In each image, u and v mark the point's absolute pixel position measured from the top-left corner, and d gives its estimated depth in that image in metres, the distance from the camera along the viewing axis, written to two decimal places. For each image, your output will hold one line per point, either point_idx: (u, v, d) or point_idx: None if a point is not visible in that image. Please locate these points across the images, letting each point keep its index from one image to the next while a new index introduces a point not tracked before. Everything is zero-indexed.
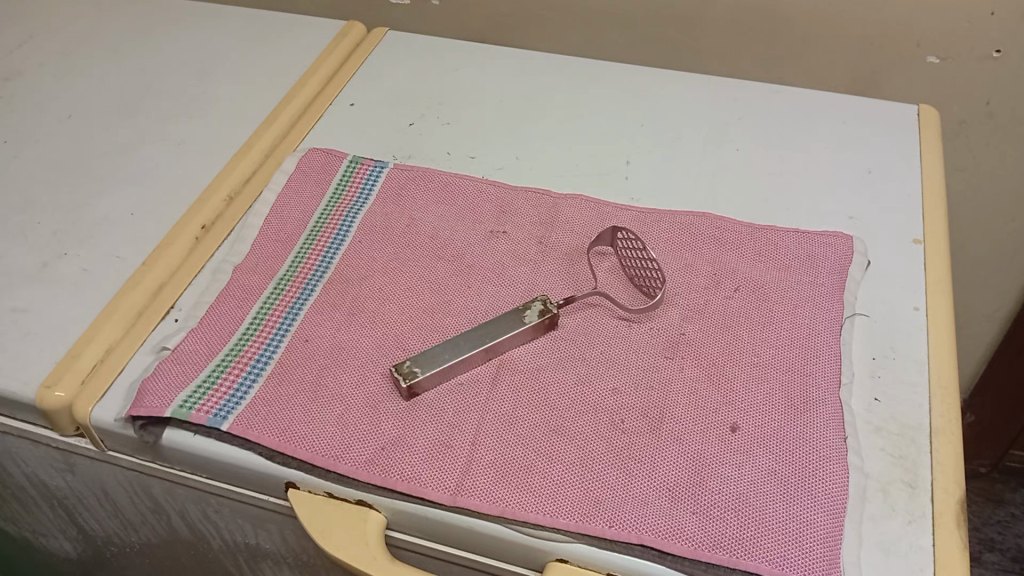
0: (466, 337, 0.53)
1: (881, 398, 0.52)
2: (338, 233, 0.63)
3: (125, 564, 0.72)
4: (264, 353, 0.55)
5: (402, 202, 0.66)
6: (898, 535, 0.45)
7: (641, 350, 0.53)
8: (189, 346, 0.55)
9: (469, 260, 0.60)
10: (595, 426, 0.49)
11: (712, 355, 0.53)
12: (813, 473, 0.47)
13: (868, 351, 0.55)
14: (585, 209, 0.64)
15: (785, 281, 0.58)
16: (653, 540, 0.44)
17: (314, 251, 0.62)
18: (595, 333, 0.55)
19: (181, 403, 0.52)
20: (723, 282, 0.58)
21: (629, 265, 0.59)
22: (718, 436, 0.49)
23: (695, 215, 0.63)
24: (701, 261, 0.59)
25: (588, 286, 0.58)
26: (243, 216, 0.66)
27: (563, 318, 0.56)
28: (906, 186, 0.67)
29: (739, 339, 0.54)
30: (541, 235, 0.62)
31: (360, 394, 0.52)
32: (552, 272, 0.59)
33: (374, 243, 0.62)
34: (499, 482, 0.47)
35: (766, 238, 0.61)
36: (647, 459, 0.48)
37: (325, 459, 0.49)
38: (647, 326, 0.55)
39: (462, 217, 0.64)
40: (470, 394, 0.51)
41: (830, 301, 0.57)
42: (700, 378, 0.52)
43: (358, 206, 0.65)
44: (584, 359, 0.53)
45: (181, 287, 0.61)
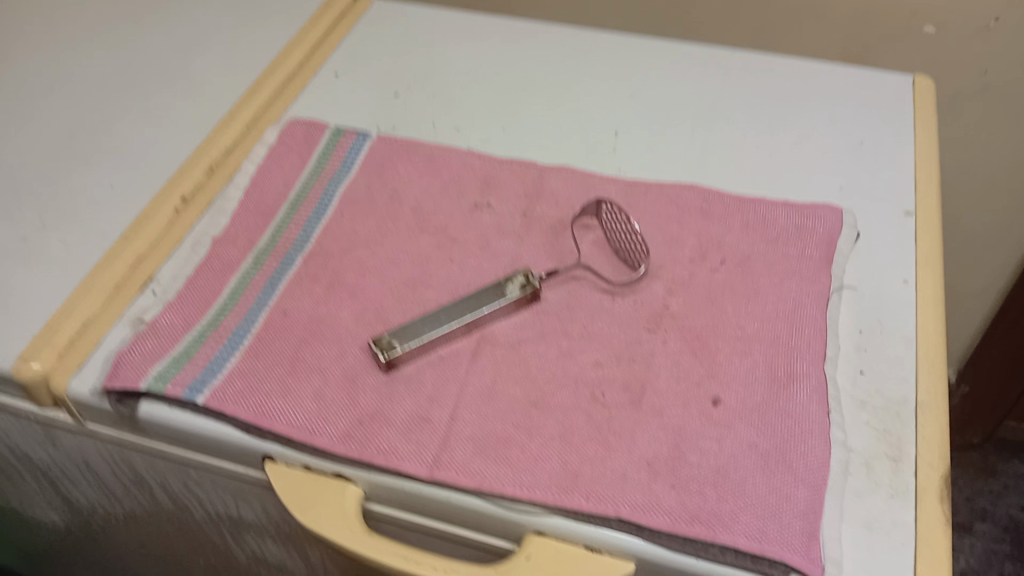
0: (444, 311, 0.53)
1: (866, 372, 0.51)
2: (319, 206, 0.62)
3: (113, 534, 0.73)
4: (242, 325, 0.54)
5: (385, 173, 0.65)
6: (881, 510, 0.45)
7: (624, 323, 0.53)
8: (166, 320, 0.55)
9: (451, 233, 0.60)
10: (576, 400, 0.49)
11: (696, 328, 0.52)
12: (796, 447, 0.46)
13: (854, 325, 0.54)
14: (571, 180, 0.63)
15: (773, 253, 0.57)
16: (630, 514, 0.44)
17: (295, 224, 0.61)
18: (578, 307, 0.54)
19: (157, 376, 0.51)
20: (710, 255, 0.57)
21: (614, 239, 0.58)
22: (699, 410, 0.48)
23: (682, 187, 0.62)
24: (687, 232, 0.58)
25: (571, 259, 0.57)
26: (225, 189, 0.66)
27: (546, 291, 0.55)
28: (898, 160, 0.65)
29: (722, 312, 0.53)
30: (526, 206, 0.61)
31: (339, 368, 0.51)
32: (536, 244, 0.58)
33: (356, 216, 0.61)
34: (477, 455, 0.47)
35: (756, 210, 0.60)
36: (626, 433, 0.47)
37: (301, 432, 0.48)
38: (631, 298, 0.54)
39: (446, 189, 0.63)
40: (450, 368, 0.51)
41: (818, 273, 0.56)
42: (682, 351, 0.51)
43: (341, 179, 0.64)
44: (567, 333, 0.52)
45: (160, 260, 0.61)
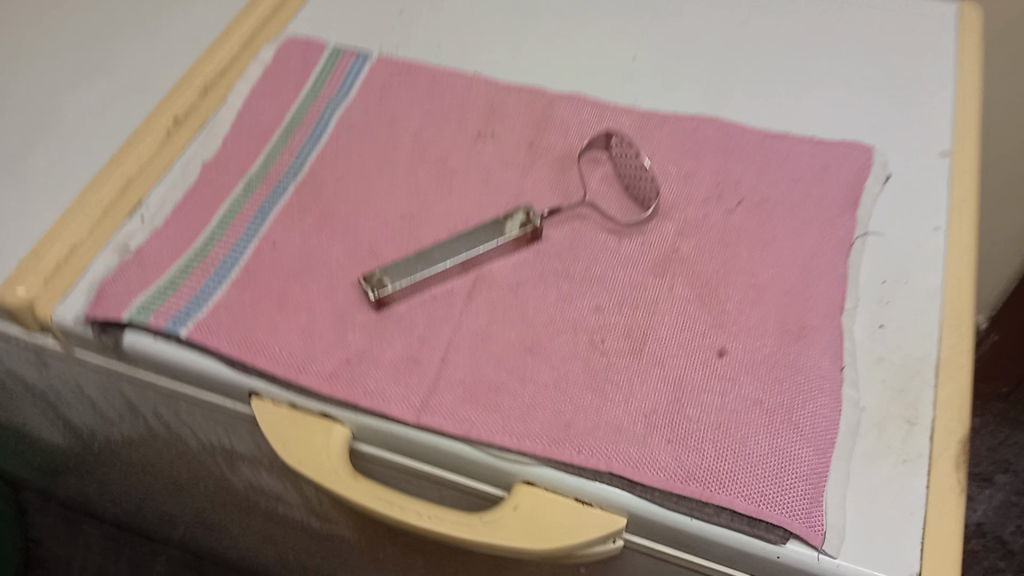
0: (437, 249, 0.50)
1: (886, 326, 0.48)
2: (315, 132, 0.59)
3: (115, 457, 0.73)
4: (230, 256, 0.52)
5: (385, 98, 0.61)
6: (889, 474, 0.42)
7: (629, 267, 0.50)
8: (152, 248, 0.53)
9: (452, 164, 0.56)
10: (573, 346, 0.46)
11: (705, 274, 0.49)
12: (803, 404, 0.43)
13: (877, 274, 0.50)
14: (582, 109, 0.59)
15: (795, 193, 0.53)
16: (622, 469, 0.41)
17: (289, 151, 0.58)
18: (582, 247, 0.51)
19: (140, 306, 0.49)
20: (726, 194, 0.53)
21: (624, 174, 0.54)
22: (703, 360, 0.45)
23: (701, 120, 0.58)
24: (703, 168, 0.54)
25: (577, 195, 0.54)
26: (219, 110, 0.63)
27: (548, 229, 0.52)
28: (938, 95, 0.60)
29: (735, 257, 0.50)
30: (532, 137, 0.57)
31: (327, 304, 0.49)
32: (540, 178, 0.55)
33: (353, 144, 0.58)
34: (467, 401, 0.44)
35: (779, 147, 0.56)
36: (624, 383, 0.44)
37: (286, 370, 0.46)
38: (638, 240, 0.51)
39: (449, 117, 0.59)
40: (443, 308, 0.48)
41: (841, 217, 0.52)
42: (688, 299, 0.48)
43: (338, 103, 0.61)
44: (568, 275, 0.50)
45: (150, 185, 0.58)
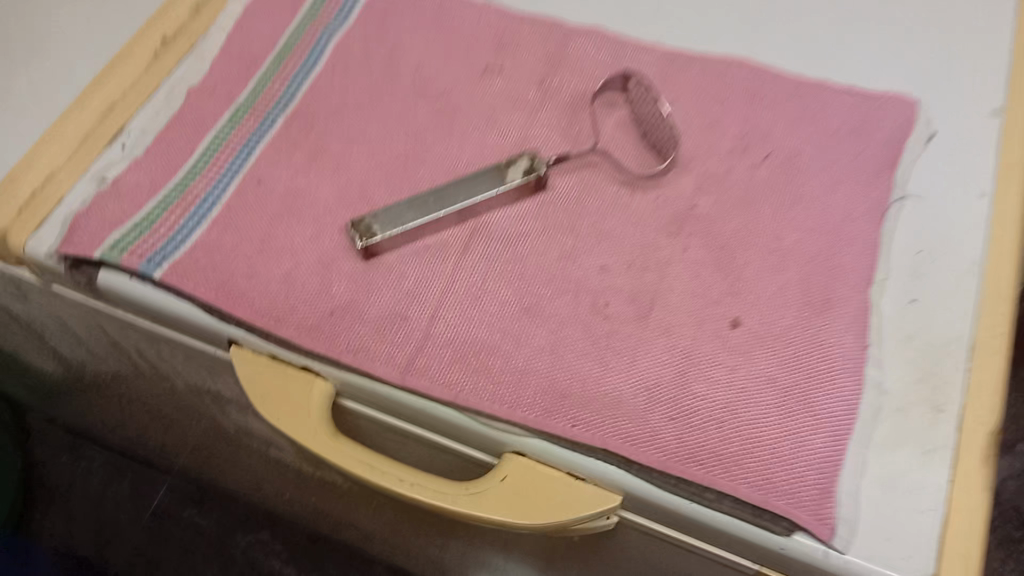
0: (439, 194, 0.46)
1: (918, 301, 0.44)
2: (309, 60, 0.54)
3: (104, 390, 0.71)
4: (213, 192, 0.48)
5: (388, 25, 0.56)
6: (909, 465, 0.39)
7: (640, 224, 0.46)
8: (130, 180, 0.49)
9: (456, 101, 0.52)
10: (575, 308, 0.43)
11: (723, 236, 0.45)
12: (821, 385, 0.40)
13: (912, 243, 0.46)
14: (601, 46, 0.54)
15: (828, 150, 0.48)
16: (619, 446, 0.38)
17: (280, 78, 0.53)
18: (590, 200, 0.47)
19: (113, 244, 0.46)
20: (752, 147, 0.48)
21: (642, 121, 0.50)
22: (714, 332, 0.41)
23: (731, 63, 0.53)
24: (729, 117, 0.50)
25: (588, 142, 0.49)
26: (210, 30, 0.58)
27: (555, 177, 0.48)
28: (994, 45, 0.55)
29: (757, 219, 0.46)
30: (544, 74, 0.53)
31: (312, 250, 0.45)
32: (550, 121, 0.51)
33: (349, 74, 0.53)
34: (455, 363, 0.41)
35: (814, 97, 0.51)
36: (627, 351, 0.41)
37: (266, 320, 0.43)
38: (652, 195, 0.47)
39: (455, 49, 0.55)
40: (435, 260, 0.45)
41: (878, 178, 0.47)
42: (702, 263, 0.44)
43: (337, 28, 0.56)
44: (573, 230, 0.46)
45: (133, 111, 0.54)
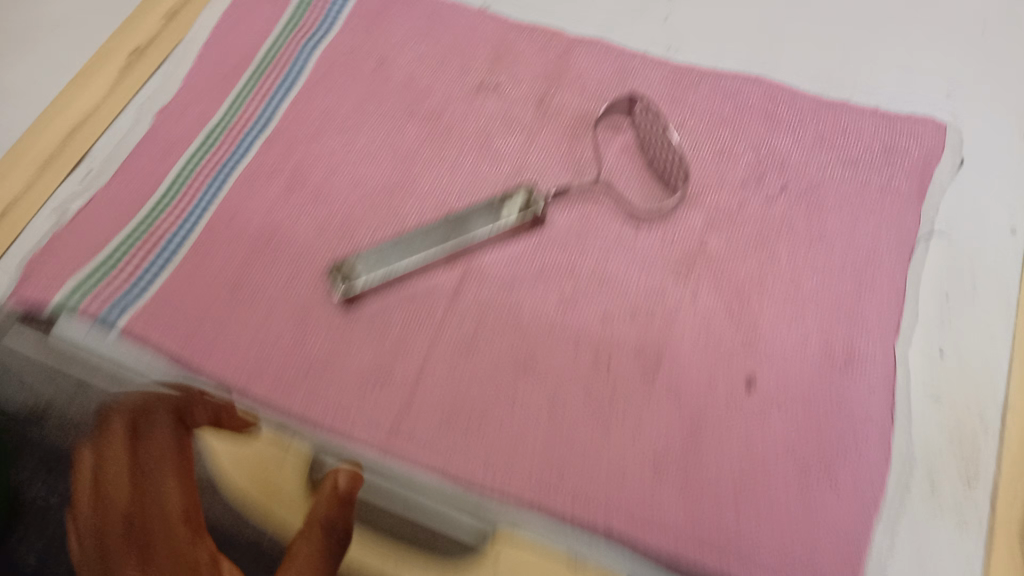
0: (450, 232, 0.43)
1: (947, 352, 0.41)
2: (288, 76, 0.50)
3: None
4: (181, 228, 0.44)
5: (374, 34, 0.52)
6: (940, 545, 0.36)
7: (646, 265, 0.42)
8: (93, 213, 0.45)
9: (447, 123, 0.48)
10: (575, 364, 0.39)
11: (736, 279, 0.41)
12: (844, 456, 0.36)
13: (940, 286, 0.43)
14: (604, 60, 0.50)
15: (852, 181, 0.44)
16: (623, 526, 0.35)
17: (256, 96, 0.49)
18: (591, 237, 0.43)
19: (70, 291, 0.42)
20: (768, 177, 0.44)
21: (648, 150, 0.45)
22: (727, 392, 0.38)
23: (745, 79, 0.48)
24: (744, 143, 0.46)
25: (590, 172, 0.45)
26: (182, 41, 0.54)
27: (554, 212, 0.44)
28: None
29: (774, 259, 0.42)
30: (543, 92, 0.48)
31: (289, 296, 0.42)
32: (549, 147, 0.46)
33: (331, 92, 0.49)
34: (444, 428, 0.38)
35: (838, 120, 0.46)
36: (631, 414, 0.38)
37: (236, 378, 0.39)
38: (658, 231, 0.43)
39: (447, 62, 0.50)
40: (423, 308, 0.41)
41: (906, 213, 0.43)
42: (714, 310, 0.41)
43: (319, 38, 0.51)
44: (573, 272, 0.42)
45: (99, 132, 0.50)
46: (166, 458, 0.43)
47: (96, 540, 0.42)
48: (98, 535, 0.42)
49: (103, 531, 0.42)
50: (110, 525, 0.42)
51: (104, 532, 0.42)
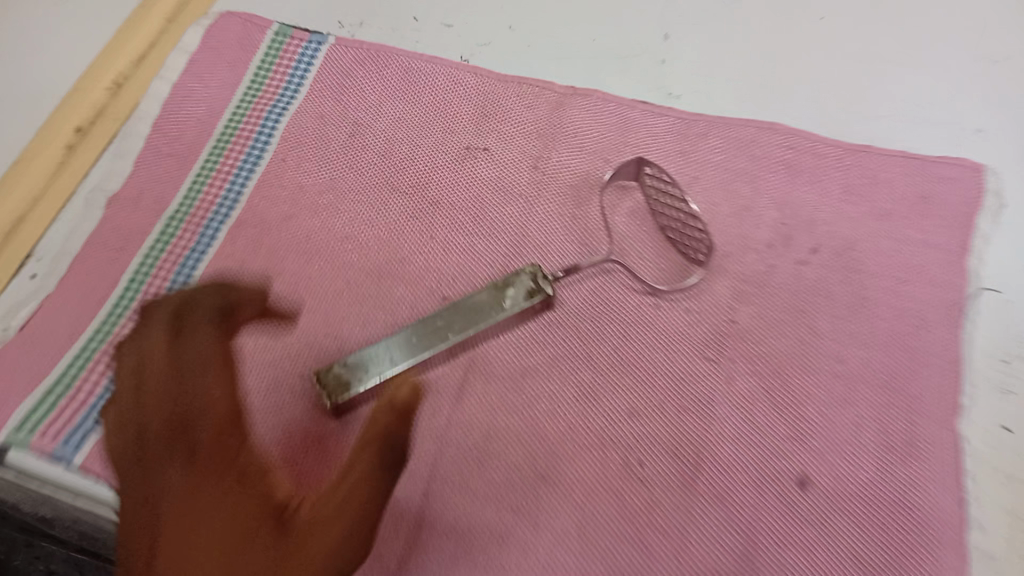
0: (473, 312, 0.37)
1: (1012, 428, 0.37)
2: (252, 151, 0.45)
3: None
4: None
5: (344, 97, 0.46)
6: None
7: (671, 348, 0.38)
8: (41, 323, 0.40)
9: (435, 195, 0.43)
10: (603, 470, 0.35)
11: (775, 359, 0.37)
12: (916, 565, 0.33)
13: (997, 349, 0.38)
14: (602, 113, 0.45)
15: (889, 237, 0.40)
16: None
17: (218, 175, 0.44)
18: (607, 319, 0.39)
19: (17, 425, 0.36)
20: (796, 238, 0.40)
21: (662, 218, 0.41)
22: (779, 495, 0.34)
23: (760, 125, 0.43)
24: (765, 201, 0.41)
25: (601, 245, 0.41)
26: (139, 104, 0.47)
27: (564, 291, 0.39)
28: None
29: (814, 334, 0.38)
30: (538, 153, 0.44)
31: (269, 410, 0.36)
32: (551, 216, 0.42)
33: (304, 166, 0.44)
34: (461, 559, 0.33)
35: (867, 166, 0.42)
36: (674, 529, 0.34)
37: None
38: (681, 307, 0.39)
39: (429, 124, 0.45)
40: (424, 414, 0.36)
41: (953, 270, 0.39)
42: (754, 398, 0.36)
43: (285, 104, 0.46)
44: (590, 361, 0.38)
45: (43, 227, 0.44)
46: (210, 363, 0.32)
47: (135, 439, 0.31)
48: (137, 371, 0.32)
49: (151, 461, 0.30)
50: (144, 409, 0.31)
51: (141, 386, 0.32)
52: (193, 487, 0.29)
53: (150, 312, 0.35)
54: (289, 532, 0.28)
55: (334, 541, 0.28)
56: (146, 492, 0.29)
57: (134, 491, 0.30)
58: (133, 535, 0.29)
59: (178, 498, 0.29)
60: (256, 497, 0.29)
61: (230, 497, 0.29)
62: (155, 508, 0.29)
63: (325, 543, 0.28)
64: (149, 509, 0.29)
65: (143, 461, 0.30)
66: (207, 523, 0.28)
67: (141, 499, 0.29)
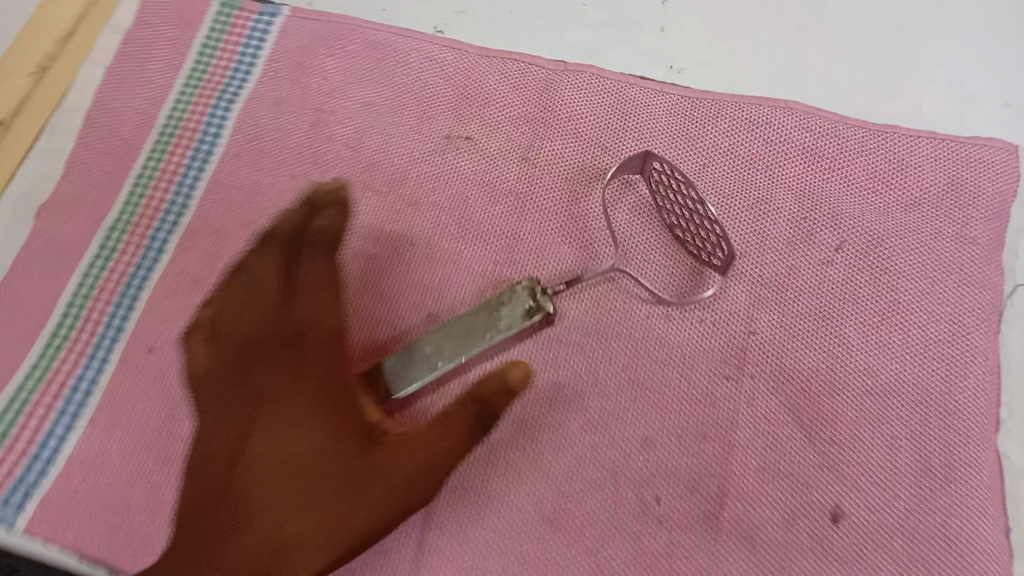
0: (493, 311, 0.34)
1: None
2: (202, 146, 0.39)
3: None
4: (85, 373, 0.35)
5: (304, 79, 0.41)
6: None
7: (686, 366, 0.34)
8: None
9: (414, 193, 0.38)
10: (616, 511, 0.32)
11: (799, 375, 0.34)
12: None
13: None
14: (598, 92, 0.40)
15: (920, 230, 0.36)
16: None
17: (165, 177, 0.39)
18: (614, 335, 0.35)
19: None
20: (818, 234, 0.36)
21: (670, 216, 0.36)
22: (810, 531, 0.31)
23: (774, 104, 0.39)
24: (782, 192, 0.37)
25: (604, 249, 0.36)
26: (69, 93, 0.41)
27: (564, 304, 0.35)
28: None
29: (842, 345, 0.34)
30: (528, 140, 0.39)
31: None
32: (546, 215, 0.37)
33: (262, 162, 0.39)
34: None
35: (894, 148, 0.38)
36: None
37: None
38: (695, 318, 0.35)
39: (403, 108, 0.40)
40: None
41: (989, 267, 0.35)
42: (779, 421, 0.33)
43: (235, 88, 0.41)
44: (598, 384, 0.34)
45: None
46: (326, 287, 0.32)
47: (243, 334, 0.30)
48: (245, 280, 0.32)
49: (261, 361, 0.30)
50: (251, 320, 0.31)
51: (247, 294, 0.31)
52: (283, 416, 0.29)
53: (265, 241, 0.33)
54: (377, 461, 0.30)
55: (404, 484, 0.30)
56: (244, 406, 0.30)
57: (217, 387, 0.30)
58: (207, 443, 0.30)
59: (274, 426, 0.29)
60: (335, 438, 0.29)
61: (320, 418, 0.30)
62: (257, 411, 0.29)
63: (406, 471, 0.30)
64: (252, 407, 0.29)
65: (246, 361, 0.30)
66: (290, 451, 0.29)
67: (238, 398, 0.30)
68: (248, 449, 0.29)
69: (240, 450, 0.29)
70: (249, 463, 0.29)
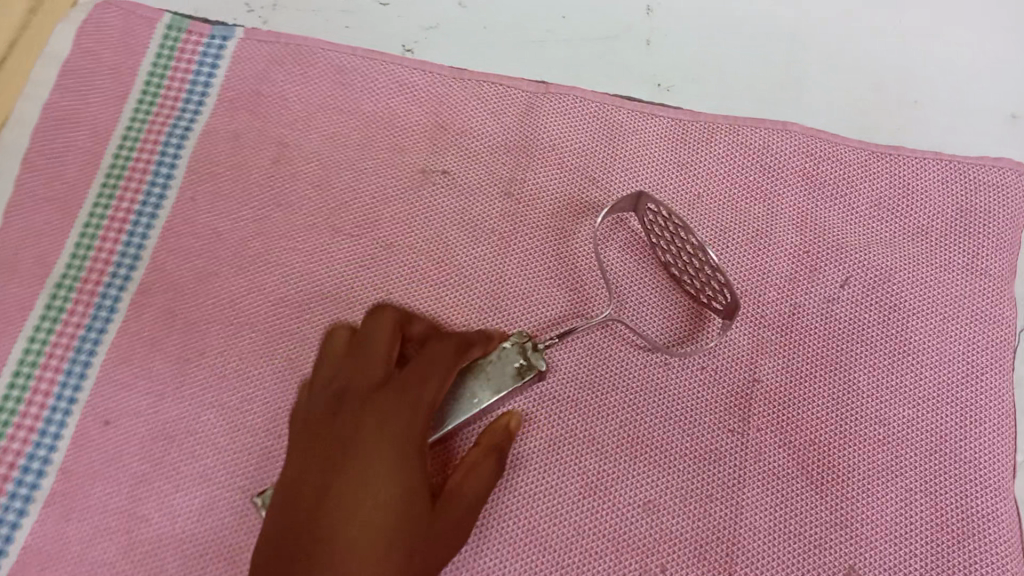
0: (485, 378, 0.31)
1: None
2: (153, 188, 0.36)
3: None
4: (37, 451, 0.32)
5: (263, 109, 0.37)
6: None
7: (689, 420, 0.32)
8: None
9: (388, 234, 0.35)
10: None
11: (808, 426, 0.32)
12: None
13: None
14: (583, 116, 0.37)
15: (927, 262, 0.34)
16: None
17: (115, 225, 0.35)
18: (611, 389, 0.32)
19: None
20: (822, 269, 0.34)
21: (667, 256, 0.34)
22: None
23: (770, 125, 0.36)
24: (783, 222, 0.35)
25: (596, 292, 0.34)
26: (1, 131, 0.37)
27: (557, 355, 0.33)
28: None
29: (851, 391, 0.32)
30: (509, 173, 0.36)
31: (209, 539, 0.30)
32: (533, 256, 0.35)
33: (221, 204, 0.36)
34: None
35: (898, 172, 0.36)
36: None
37: None
38: (696, 365, 0.33)
39: (372, 140, 0.37)
40: None
41: (998, 300, 0.34)
42: (788, 478, 0.31)
43: (188, 122, 0.37)
44: (596, 443, 0.32)
45: None
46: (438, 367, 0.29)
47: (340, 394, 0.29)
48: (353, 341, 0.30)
49: (353, 403, 0.28)
50: (355, 371, 0.29)
51: (357, 350, 0.30)
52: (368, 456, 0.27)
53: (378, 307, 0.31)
54: (438, 507, 0.28)
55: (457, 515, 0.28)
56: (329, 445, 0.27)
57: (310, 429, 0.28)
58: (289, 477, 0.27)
59: (361, 465, 0.27)
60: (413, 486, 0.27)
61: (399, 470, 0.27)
62: (346, 445, 0.27)
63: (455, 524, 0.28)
64: (343, 442, 0.27)
65: (339, 408, 0.29)
66: (374, 491, 0.26)
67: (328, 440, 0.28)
68: (335, 482, 0.26)
69: (327, 483, 0.26)
70: (331, 494, 0.26)
